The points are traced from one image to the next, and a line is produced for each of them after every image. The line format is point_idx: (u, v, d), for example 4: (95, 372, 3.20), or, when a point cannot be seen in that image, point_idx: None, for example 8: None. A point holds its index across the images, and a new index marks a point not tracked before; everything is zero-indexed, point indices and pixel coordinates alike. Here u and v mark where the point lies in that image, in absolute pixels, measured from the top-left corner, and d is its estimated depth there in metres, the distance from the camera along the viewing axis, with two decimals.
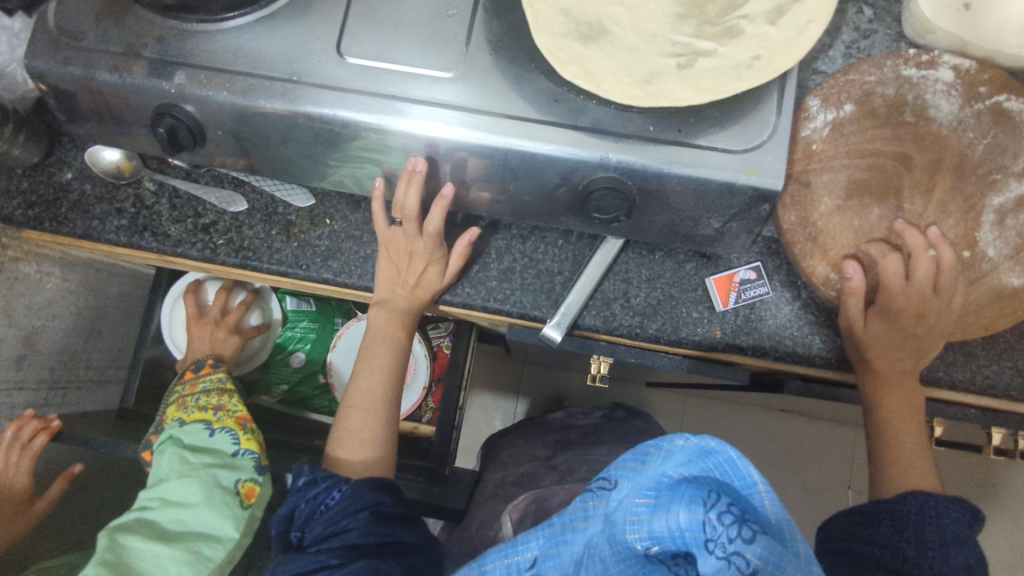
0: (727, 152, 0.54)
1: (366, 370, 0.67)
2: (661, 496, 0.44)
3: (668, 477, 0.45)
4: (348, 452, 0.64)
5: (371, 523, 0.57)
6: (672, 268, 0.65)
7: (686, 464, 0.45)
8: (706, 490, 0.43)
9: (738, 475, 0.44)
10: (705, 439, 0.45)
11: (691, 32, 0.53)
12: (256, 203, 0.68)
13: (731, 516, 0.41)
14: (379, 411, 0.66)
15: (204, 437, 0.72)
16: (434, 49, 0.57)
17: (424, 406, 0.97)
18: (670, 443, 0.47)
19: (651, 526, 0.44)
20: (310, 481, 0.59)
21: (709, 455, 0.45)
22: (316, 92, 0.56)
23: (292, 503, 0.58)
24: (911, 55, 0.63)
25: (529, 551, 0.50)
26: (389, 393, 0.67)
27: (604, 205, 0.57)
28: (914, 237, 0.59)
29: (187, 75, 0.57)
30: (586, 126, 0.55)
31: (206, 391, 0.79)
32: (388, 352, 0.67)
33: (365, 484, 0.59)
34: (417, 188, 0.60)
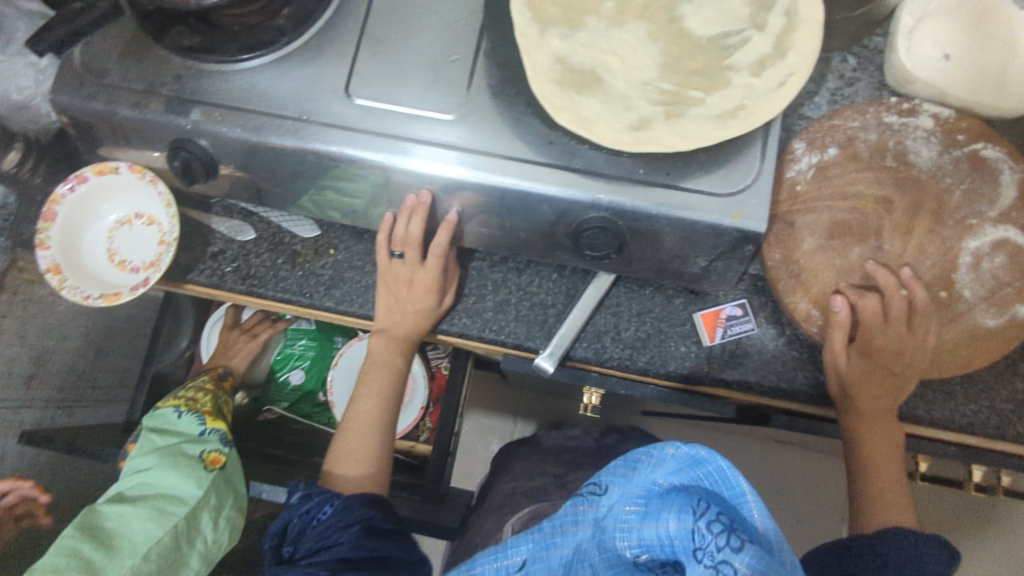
0: (712, 196, 0.57)
1: (366, 394, 0.69)
2: (651, 504, 0.47)
3: (658, 486, 0.47)
4: (342, 470, 0.66)
5: (360, 537, 0.58)
6: (661, 303, 0.67)
7: (677, 472, 0.47)
8: (695, 499, 0.44)
9: (728, 485, 0.45)
10: (697, 448, 0.47)
11: (678, 82, 0.56)
12: (263, 232, 0.70)
13: (720, 525, 0.42)
14: (377, 435, 0.68)
15: (171, 418, 0.79)
16: (437, 93, 0.60)
17: (422, 426, 0.98)
18: (661, 451, 0.49)
19: (641, 533, 0.47)
20: (305, 496, 0.61)
21: (700, 464, 0.46)
22: (325, 130, 0.59)
23: (285, 518, 0.60)
24: (893, 104, 0.66)
25: (520, 552, 0.53)
26: (385, 419, 0.68)
27: (594, 242, 0.60)
28: (884, 278, 0.61)
29: (203, 112, 0.60)
30: (579, 168, 0.58)
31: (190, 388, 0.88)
32: (387, 378, 0.69)
33: (356, 500, 0.60)
34: (420, 219, 0.63)
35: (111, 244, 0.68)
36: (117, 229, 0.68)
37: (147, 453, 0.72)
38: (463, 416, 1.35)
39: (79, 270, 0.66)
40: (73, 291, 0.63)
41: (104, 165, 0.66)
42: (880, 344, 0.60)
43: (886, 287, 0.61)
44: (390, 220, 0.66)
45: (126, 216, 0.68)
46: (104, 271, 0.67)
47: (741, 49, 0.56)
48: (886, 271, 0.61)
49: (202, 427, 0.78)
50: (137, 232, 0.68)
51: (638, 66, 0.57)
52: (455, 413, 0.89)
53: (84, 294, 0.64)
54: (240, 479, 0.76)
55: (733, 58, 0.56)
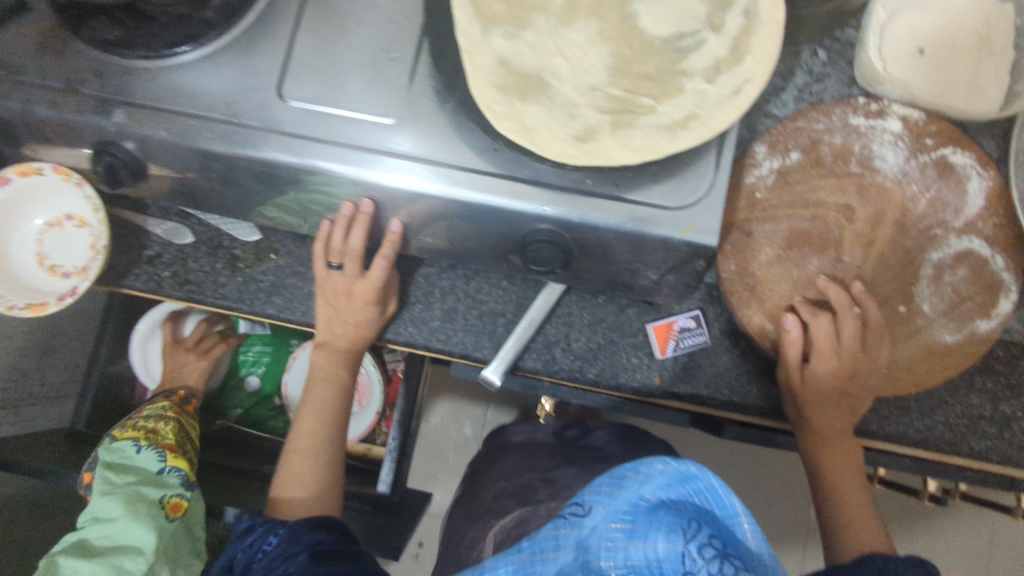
0: (663, 209, 0.54)
1: (308, 413, 0.67)
2: (638, 522, 0.40)
3: (646, 502, 0.41)
4: (292, 492, 0.64)
5: (309, 562, 0.56)
6: (614, 312, 0.65)
7: (665, 488, 0.42)
8: (685, 519, 0.39)
9: (720, 504, 0.41)
10: (686, 464, 0.42)
11: (628, 88, 0.53)
12: (201, 236, 0.67)
13: (712, 550, 0.37)
14: (321, 454, 0.66)
15: (130, 453, 0.78)
16: (376, 95, 0.56)
17: (378, 430, 0.94)
18: (649, 467, 0.43)
19: (627, 553, 0.39)
20: (248, 528, 0.60)
21: (689, 480, 0.42)
22: (257, 134, 0.55)
23: (231, 553, 0.59)
24: (861, 104, 0.62)
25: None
26: (331, 434, 0.67)
27: (539, 257, 0.57)
28: (834, 292, 0.59)
29: (127, 114, 0.56)
30: (525, 177, 0.55)
31: (149, 416, 0.86)
32: (331, 394, 0.67)
33: (302, 526, 0.59)
34: (359, 230, 0.60)
35: (42, 248, 0.65)
36: (46, 232, 0.65)
37: (107, 497, 0.70)
38: (434, 400, 1.34)
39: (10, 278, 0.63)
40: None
41: (26, 165, 0.62)
42: (834, 367, 0.59)
43: (839, 302, 0.59)
44: (323, 229, 0.62)
45: (56, 218, 0.65)
46: (37, 280, 0.65)
47: (696, 53, 0.53)
48: (836, 287, 0.59)
49: (163, 465, 0.78)
50: (68, 235, 0.65)
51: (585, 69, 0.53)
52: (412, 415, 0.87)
53: (11, 304, 0.61)
54: (198, 526, 0.75)
55: (686, 62, 0.53)
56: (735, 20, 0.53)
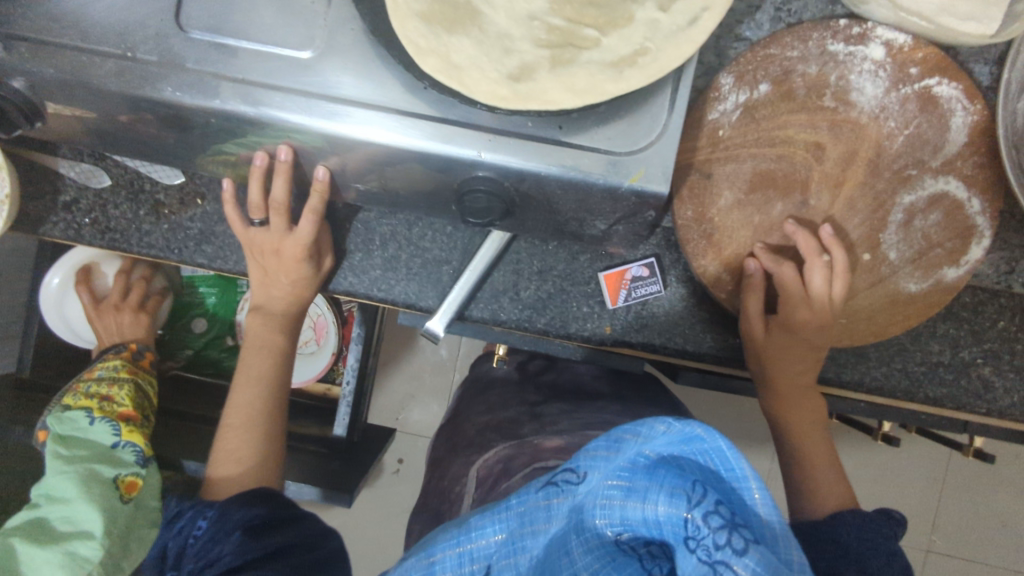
0: (609, 154, 0.49)
1: (242, 384, 0.65)
2: (637, 480, 0.35)
3: (645, 459, 0.35)
4: (223, 470, 0.63)
5: (245, 541, 0.56)
6: (565, 259, 0.62)
7: (667, 447, 0.35)
8: (689, 481, 0.33)
9: (727, 467, 0.34)
10: (691, 424, 0.35)
11: (570, 17, 0.46)
12: (120, 179, 0.62)
13: (720, 519, 0.31)
14: (253, 426, 0.65)
15: (82, 424, 0.78)
16: (289, 24, 0.49)
17: (337, 368, 0.93)
18: (648, 427, 0.36)
19: (623, 514, 0.35)
20: (176, 516, 0.62)
21: (693, 442, 0.35)
22: (157, 72, 0.49)
23: (165, 543, 0.61)
24: (841, 27, 0.56)
25: (488, 537, 0.37)
26: (266, 402, 0.65)
27: (477, 207, 0.52)
28: (804, 243, 0.55)
29: (6, 48, 0.49)
30: (457, 120, 0.49)
31: (100, 379, 0.84)
32: (265, 361, 0.65)
33: (232, 505, 0.59)
34: (284, 178, 0.55)
35: None
36: None
37: (62, 477, 0.71)
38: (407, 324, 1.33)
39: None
40: None
41: None
42: (804, 319, 0.56)
43: (810, 252, 0.55)
44: (230, 187, 0.59)
45: None
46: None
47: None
48: (813, 241, 0.55)
49: (118, 439, 0.78)
50: None
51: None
52: (370, 354, 0.86)
53: None
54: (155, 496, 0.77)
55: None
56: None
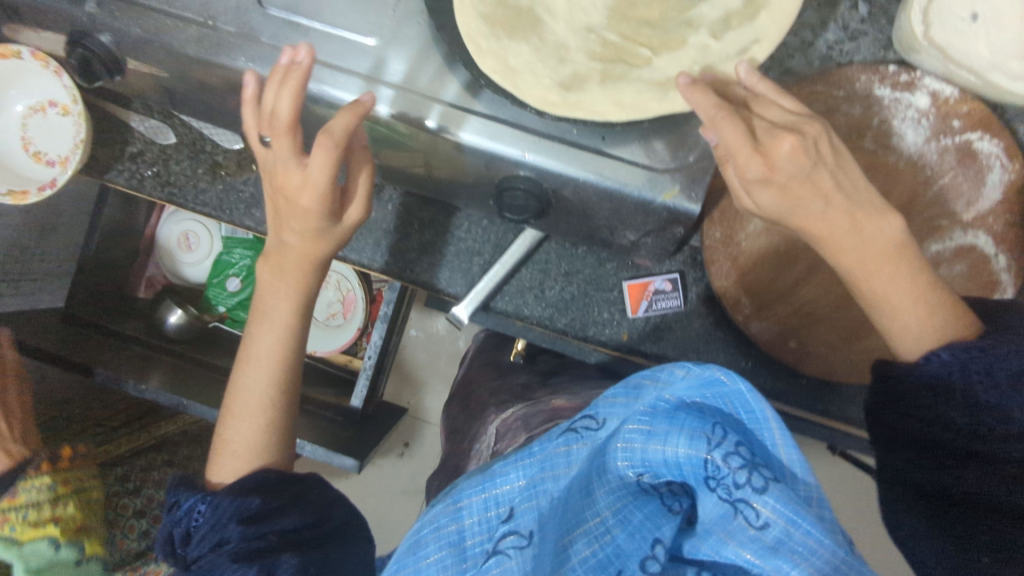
0: (647, 168, 0.51)
1: (248, 369, 0.67)
2: (658, 423, 0.36)
3: (666, 403, 0.37)
4: (224, 462, 0.67)
5: (243, 528, 0.60)
6: (592, 265, 0.64)
7: (687, 390, 0.38)
8: (710, 424, 0.35)
9: (746, 408, 0.36)
10: (711, 368, 0.37)
11: (626, 35, 0.49)
12: (184, 138, 0.66)
13: (740, 459, 0.34)
14: (258, 413, 0.67)
15: (45, 551, 0.70)
16: (360, 11, 0.52)
17: (361, 342, 0.96)
18: (668, 373, 0.39)
19: (644, 455, 0.36)
20: (175, 504, 0.64)
21: (715, 385, 0.37)
22: (236, 43, 0.53)
23: (168, 527, 0.64)
24: (890, 73, 0.58)
25: (510, 483, 0.38)
26: (275, 377, 0.67)
27: (515, 205, 0.55)
28: (699, 102, 0.46)
29: (99, 4, 0.53)
30: (506, 119, 0.51)
31: (34, 504, 0.72)
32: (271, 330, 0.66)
33: (226, 498, 0.62)
34: (290, 93, 0.49)
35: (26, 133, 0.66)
36: (29, 117, 0.65)
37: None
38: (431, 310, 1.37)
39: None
40: None
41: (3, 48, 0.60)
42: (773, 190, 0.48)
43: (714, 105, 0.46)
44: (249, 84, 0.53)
45: (39, 103, 0.65)
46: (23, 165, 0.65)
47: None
48: (697, 89, 0.46)
49: (82, 555, 0.73)
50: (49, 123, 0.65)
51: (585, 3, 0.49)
52: (394, 332, 0.89)
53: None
54: None
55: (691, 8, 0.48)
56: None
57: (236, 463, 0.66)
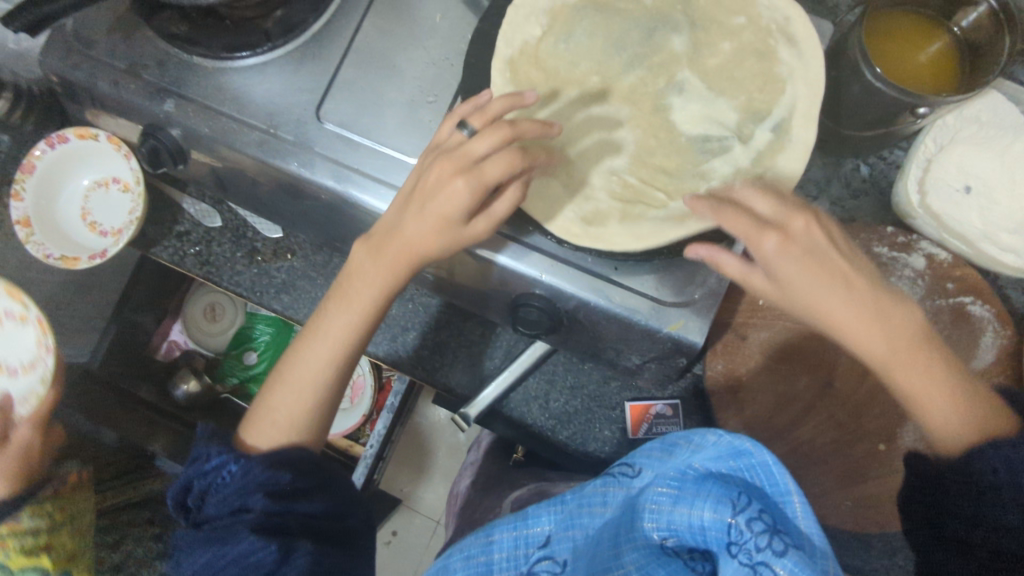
0: (655, 300, 0.54)
1: (308, 353, 0.56)
2: (686, 489, 0.42)
3: (694, 471, 0.42)
4: (258, 434, 0.57)
5: (267, 503, 0.52)
6: (596, 381, 0.67)
7: (715, 459, 0.42)
8: (734, 492, 0.40)
9: (771, 481, 0.39)
10: (741, 438, 0.41)
11: (644, 179, 0.54)
12: (229, 222, 0.72)
13: (762, 524, 0.37)
14: (307, 389, 0.57)
15: None
16: (408, 135, 0.58)
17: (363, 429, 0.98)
18: (701, 437, 0.43)
19: (671, 518, 0.42)
20: (203, 456, 0.56)
21: (742, 455, 0.40)
22: (291, 149, 0.58)
23: (189, 476, 0.56)
24: (888, 234, 0.62)
25: (541, 525, 0.47)
26: (326, 375, 0.56)
27: (528, 319, 0.58)
28: (704, 206, 0.49)
29: (177, 105, 0.60)
30: (528, 241, 0.55)
31: (35, 530, 0.73)
32: (351, 313, 0.56)
33: (258, 464, 0.54)
34: (500, 104, 0.49)
35: (87, 205, 0.70)
36: (92, 191, 0.70)
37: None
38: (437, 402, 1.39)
39: (42, 224, 0.67)
40: (36, 247, 0.65)
41: (84, 129, 0.67)
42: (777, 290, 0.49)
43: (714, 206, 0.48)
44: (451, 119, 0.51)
45: (104, 178, 0.69)
46: (69, 231, 0.68)
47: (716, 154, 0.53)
48: (702, 200, 0.49)
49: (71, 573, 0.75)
50: (110, 196, 0.69)
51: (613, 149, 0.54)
52: (398, 421, 0.92)
53: (46, 253, 0.65)
54: None
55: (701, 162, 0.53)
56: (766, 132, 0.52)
57: (275, 436, 0.57)
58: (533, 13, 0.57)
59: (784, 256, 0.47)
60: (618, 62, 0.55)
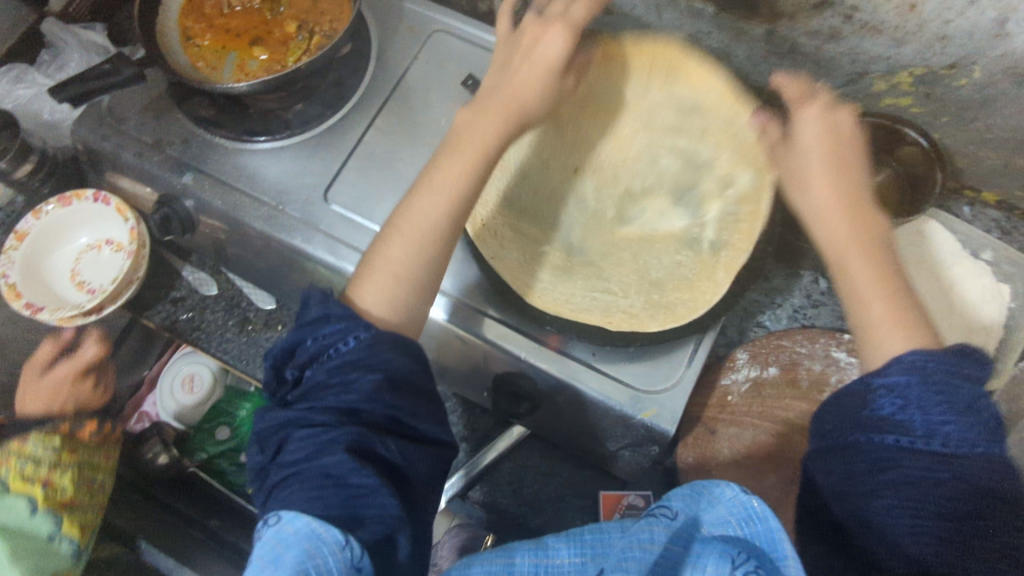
0: (629, 387, 0.57)
1: (427, 196, 0.51)
2: (692, 549, 0.40)
3: (701, 533, 0.41)
4: (371, 290, 0.50)
5: (379, 389, 0.44)
6: (570, 469, 0.68)
7: (721, 523, 0.41)
8: (738, 551, 0.38)
9: (773, 547, 0.38)
10: (752, 499, 0.40)
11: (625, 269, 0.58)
12: (225, 291, 0.75)
13: None
14: (422, 243, 0.51)
15: (21, 512, 0.64)
16: None
17: None
18: (718, 492, 0.42)
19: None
20: (321, 318, 0.46)
21: (751, 520, 0.40)
22: (297, 225, 0.63)
23: (298, 336, 0.47)
24: (846, 340, 0.66)
25: (563, 558, 0.43)
26: (445, 219, 0.51)
27: (508, 394, 0.61)
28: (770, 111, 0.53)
29: (194, 177, 0.64)
30: (511, 324, 0.59)
31: (37, 458, 0.68)
32: (462, 167, 0.52)
33: (385, 339, 0.45)
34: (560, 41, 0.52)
35: (77, 265, 0.71)
36: (85, 252, 0.71)
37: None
38: None
39: (35, 257, 0.70)
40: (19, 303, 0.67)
41: (122, 206, 0.70)
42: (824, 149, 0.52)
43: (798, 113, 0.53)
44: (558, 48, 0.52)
45: (98, 241, 0.71)
46: (55, 275, 0.70)
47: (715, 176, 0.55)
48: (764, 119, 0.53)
49: (57, 531, 0.65)
50: (101, 257, 0.71)
51: (631, 135, 0.58)
52: None
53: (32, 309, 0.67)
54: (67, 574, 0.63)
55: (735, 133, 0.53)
56: (745, 185, 0.53)
57: (394, 289, 0.50)
58: None
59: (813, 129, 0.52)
60: None
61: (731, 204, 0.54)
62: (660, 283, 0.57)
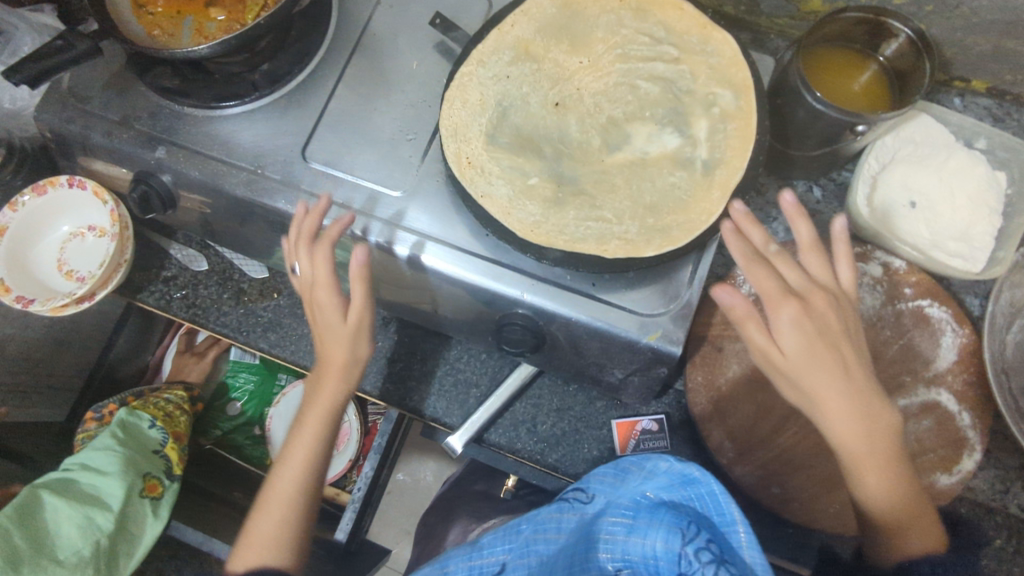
0: (632, 312, 0.57)
1: (285, 468, 0.60)
2: (639, 517, 0.47)
3: (647, 499, 0.48)
4: (245, 556, 0.58)
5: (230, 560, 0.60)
6: (582, 402, 0.69)
7: (667, 488, 0.48)
8: (684, 521, 0.45)
9: (719, 511, 0.45)
10: (691, 468, 0.47)
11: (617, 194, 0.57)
12: (216, 265, 0.74)
13: (708, 554, 0.43)
14: (291, 504, 0.59)
15: (142, 425, 0.83)
16: (389, 170, 0.61)
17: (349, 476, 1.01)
18: (655, 466, 0.50)
19: (624, 547, 0.47)
20: None
21: (693, 484, 0.47)
22: (277, 188, 0.61)
23: None
24: None
25: (495, 555, 0.50)
26: (318, 449, 0.60)
27: (513, 337, 0.60)
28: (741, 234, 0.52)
29: (168, 151, 0.63)
30: (508, 264, 0.58)
31: (171, 399, 0.92)
32: (313, 434, 0.60)
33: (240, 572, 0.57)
34: (361, 283, 0.56)
35: (62, 254, 0.70)
36: (68, 241, 0.71)
37: (107, 454, 0.77)
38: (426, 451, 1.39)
39: (18, 248, 0.69)
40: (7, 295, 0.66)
41: (100, 190, 0.69)
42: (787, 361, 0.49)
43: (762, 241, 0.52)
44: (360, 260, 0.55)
45: (79, 229, 0.71)
46: (39, 266, 0.70)
47: (696, 101, 0.58)
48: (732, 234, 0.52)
49: (162, 448, 0.83)
50: (84, 245, 0.70)
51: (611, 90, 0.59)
52: (385, 465, 0.91)
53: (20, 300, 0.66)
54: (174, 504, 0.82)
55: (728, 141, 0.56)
56: (729, 104, 0.57)
57: (259, 553, 0.57)
58: (502, 53, 0.59)
59: (795, 329, 0.49)
60: (586, 91, 0.60)
61: (719, 122, 0.57)
62: (657, 207, 0.56)
